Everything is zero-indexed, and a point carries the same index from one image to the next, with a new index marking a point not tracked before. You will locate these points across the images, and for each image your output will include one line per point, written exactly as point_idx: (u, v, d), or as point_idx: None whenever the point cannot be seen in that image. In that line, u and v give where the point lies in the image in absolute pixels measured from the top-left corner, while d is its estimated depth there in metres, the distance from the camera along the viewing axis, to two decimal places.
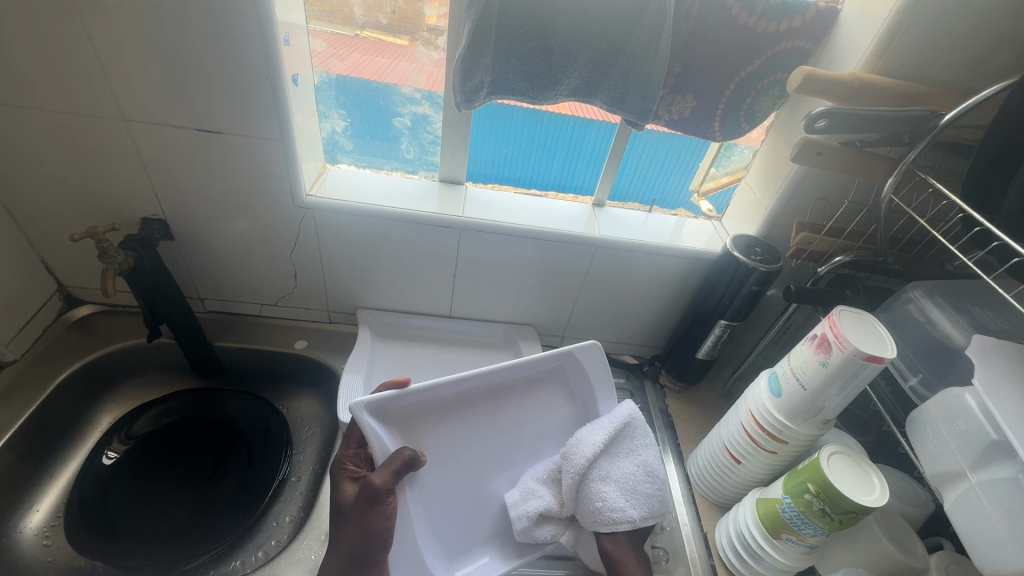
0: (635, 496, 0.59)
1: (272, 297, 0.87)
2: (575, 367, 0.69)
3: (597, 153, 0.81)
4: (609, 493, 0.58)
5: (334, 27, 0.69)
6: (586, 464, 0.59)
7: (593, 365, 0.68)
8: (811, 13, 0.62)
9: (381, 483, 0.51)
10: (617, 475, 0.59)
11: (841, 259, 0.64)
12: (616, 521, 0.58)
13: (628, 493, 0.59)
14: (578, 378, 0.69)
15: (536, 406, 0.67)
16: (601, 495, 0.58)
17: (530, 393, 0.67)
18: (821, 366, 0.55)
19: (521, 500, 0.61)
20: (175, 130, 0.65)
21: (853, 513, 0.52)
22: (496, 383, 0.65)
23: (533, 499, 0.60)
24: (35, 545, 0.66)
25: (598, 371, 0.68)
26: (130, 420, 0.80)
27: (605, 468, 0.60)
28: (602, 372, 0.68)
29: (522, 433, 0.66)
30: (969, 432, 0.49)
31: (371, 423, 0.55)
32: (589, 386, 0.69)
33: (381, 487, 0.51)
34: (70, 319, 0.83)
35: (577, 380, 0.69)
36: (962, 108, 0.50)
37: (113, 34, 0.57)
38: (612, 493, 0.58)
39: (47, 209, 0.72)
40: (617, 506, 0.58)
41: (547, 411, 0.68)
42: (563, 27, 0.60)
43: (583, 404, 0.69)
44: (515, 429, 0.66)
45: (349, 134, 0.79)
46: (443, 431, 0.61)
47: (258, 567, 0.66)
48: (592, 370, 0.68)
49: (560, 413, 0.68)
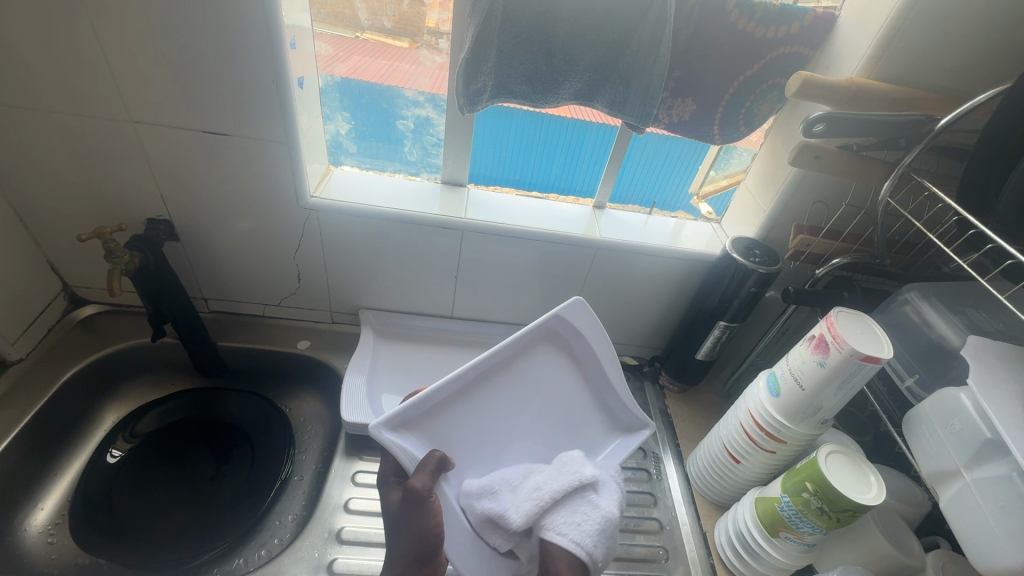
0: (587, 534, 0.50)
1: (275, 298, 0.87)
2: (567, 323, 0.66)
3: (597, 155, 0.81)
4: (582, 518, 0.51)
5: (336, 29, 0.70)
6: (570, 484, 0.53)
7: (585, 324, 0.66)
8: (809, 20, 0.63)
9: (422, 483, 0.51)
10: (582, 508, 0.52)
11: (838, 262, 0.65)
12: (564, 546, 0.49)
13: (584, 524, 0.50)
14: (569, 341, 0.68)
15: (544, 382, 0.66)
16: (563, 516, 0.51)
17: (530, 361, 0.66)
18: (819, 366, 0.55)
19: (477, 495, 0.54)
20: (181, 132, 0.66)
21: (850, 511, 0.53)
22: (495, 362, 0.63)
23: (491, 503, 0.53)
24: (40, 543, 0.67)
25: (581, 330, 0.66)
26: (134, 419, 0.81)
27: (581, 500, 0.52)
28: (593, 325, 0.66)
29: (534, 403, 0.65)
30: (964, 431, 0.50)
31: (394, 439, 0.53)
32: (590, 350, 0.67)
33: (421, 488, 0.50)
34: (75, 319, 0.84)
35: (570, 336, 0.67)
36: (957, 113, 0.51)
37: (121, 37, 0.58)
38: (574, 524, 0.50)
39: (53, 210, 0.73)
40: (576, 538, 0.49)
41: (551, 374, 0.67)
42: (565, 31, 0.61)
43: (582, 364, 0.68)
44: (526, 402, 0.65)
45: (353, 136, 0.80)
46: (456, 415, 0.60)
47: (261, 564, 0.66)
48: (577, 326, 0.66)
49: (568, 385, 0.68)
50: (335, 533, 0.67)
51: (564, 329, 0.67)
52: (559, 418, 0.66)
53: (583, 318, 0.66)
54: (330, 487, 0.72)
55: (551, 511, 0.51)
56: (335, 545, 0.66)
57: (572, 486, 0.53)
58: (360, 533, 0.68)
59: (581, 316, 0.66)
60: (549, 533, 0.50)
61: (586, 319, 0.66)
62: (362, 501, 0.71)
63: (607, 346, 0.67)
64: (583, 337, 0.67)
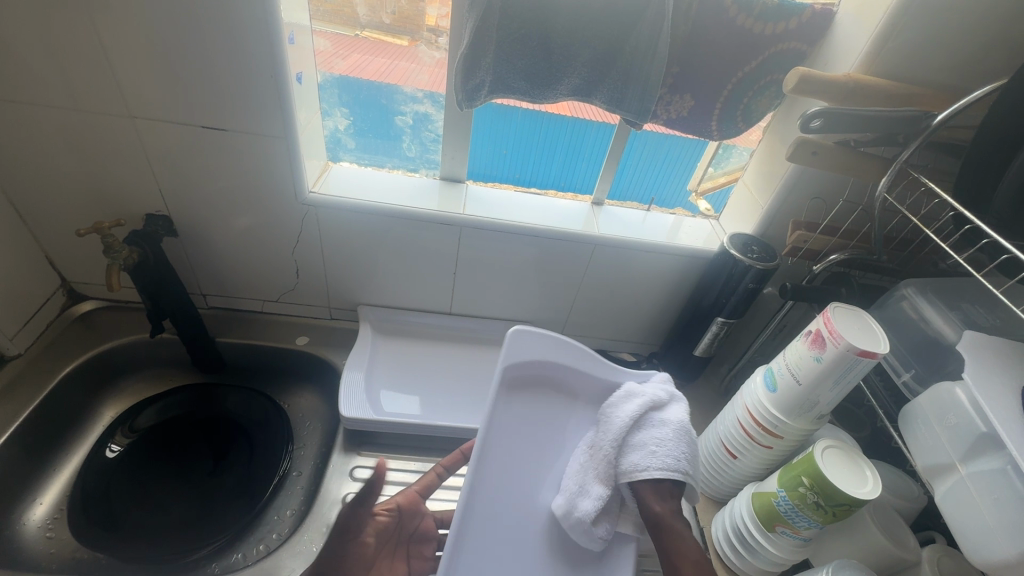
0: (676, 455, 0.54)
1: (274, 293, 0.87)
2: (512, 355, 0.58)
3: (597, 154, 0.82)
4: (659, 446, 0.54)
5: (335, 27, 0.70)
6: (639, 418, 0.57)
7: (532, 347, 0.60)
8: (807, 15, 0.63)
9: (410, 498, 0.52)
10: (653, 438, 0.55)
11: (836, 257, 0.65)
12: (665, 475, 0.53)
13: (667, 451, 0.54)
14: (523, 378, 0.61)
15: (513, 432, 0.57)
16: (641, 452, 0.55)
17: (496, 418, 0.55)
18: (816, 361, 0.56)
19: (569, 507, 0.54)
20: (180, 127, 0.66)
21: (846, 506, 0.53)
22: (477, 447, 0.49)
23: (583, 500, 0.54)
24: (39, 538, 0.67)
25: (525, 357, 0.60)
26: (134, 414, 0.81)
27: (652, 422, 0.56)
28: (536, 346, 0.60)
29: (522, 458, 0.57)
30: (958, 425, 0.50)
31: None
32: (545, 369, 0.62)
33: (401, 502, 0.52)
34: (74, 314, 0.84)
35: (520, 369, 0.60)
36: (954, 108, 0.51)
37: (120, 33, 0.58)
38: (652, 454, 0.54)
39: (52, 205, 0.73)
40: (668, 461, 0.53)
41: (514, 418, 0.58)
42: (563, 27, 0.61)
43: (546, 382, 0.63)
44: (523, 453, 0.57)
45: (351, 133, 0.80)
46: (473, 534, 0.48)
47: (259, 559, 0.67)
48: (523, 359, 0.59)
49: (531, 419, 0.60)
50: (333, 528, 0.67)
51: (512, 371, 0.58)
52: (548, 445, 0.60)
53: (529, 342, 0.59)
54: (329, 482, 0.72)
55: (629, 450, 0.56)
56: None
57: (644, 420, 0.57)
58: None
59: (526, 341, 0.59)
60: (640, 473, 0.54)
61: (531, 340, 0.60)
62: None
63: (564, 349, 0.63)
64: (533, 359, 0.61)
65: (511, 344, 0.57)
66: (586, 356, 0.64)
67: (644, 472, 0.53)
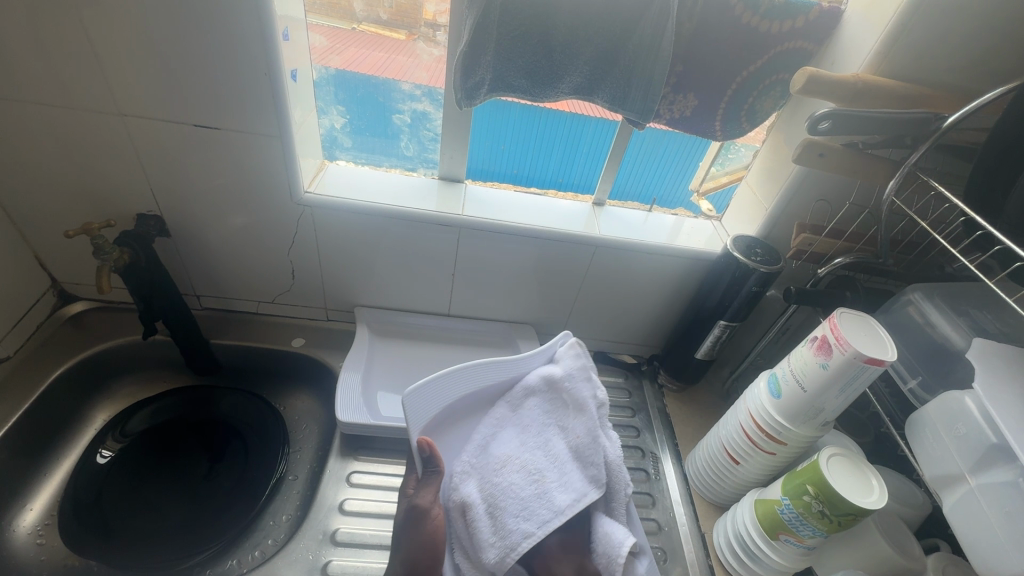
0: (498, 518, 0.55)
1: (269, 295, 0.86)
2: (417, 416, 0.59)
3: (597, 148, 0.80)
4: (486, 519, 0.55)
5: (332, 21, 0.69)
6: (477, 484, 0.58)
7: (434, 395, 0.60)
8: (814, 13, 0.62)
9: (428, 499, 0.54)
10: (483, 508, 0.56)
11: (841, 261, 0.64)
12: (496, 551, 0.53)
13: (491, 521, 0.55)
14: (450, 413, 0.63)
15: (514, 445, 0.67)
16: (480, 534, 0.54)
17: None
18: (822, 369, 0.55)
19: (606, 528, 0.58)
20: (171, 126, 0.64)
21: (852, 516, 0.53)
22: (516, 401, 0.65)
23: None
24: (29, 545, 0.65)
25: (434, 410, 0.61)
26: (124, 419, 0.80)
27: (498, 482, 0.57)
28: (441, 388, 0.61)
29: None
30: (968, 436, 0.49)
31: (514, 547, 0.53)
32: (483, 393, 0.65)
33: (424, 502, 0.54)
34: (64, 315, 0.82)
35: (443, 414, 0.62)
36: (966, 110, 0.49)
37: (106, 27, 0.56)
38: (483, 529, 0.55)
39: (41, 205, 0.71)
40: (495, 536, 0.54)
41: None
42: (565, 25, 0.59)
43: (477, 402, 0.65)
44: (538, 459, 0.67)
45: (348, 131, 0.79)
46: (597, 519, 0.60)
47: (255, 567, 0.65)
48: (429, 413, 0.60)
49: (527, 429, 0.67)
50: (330, 535, 0.66)
51: (433, 422, 0.61)
52: None
53: (432, 393, 0.60)
54: (325, 488, 0.71)
55: (465, 532, 0.56)
56: (329, 547, 0.65)
57: (488, 487, 0.57)
58: (355, 534, 0.67)
59: (422, 398, 0.59)
60: (486, 552, 0.54)
61: (427, 392, 0.59)
62: (357, 503, 0.70)
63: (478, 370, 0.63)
64: (466, 391, 0.63)
65: (410, 410, 0.58)
66: (497, 366, 0.65)
67: (487, 554, 0.53)
